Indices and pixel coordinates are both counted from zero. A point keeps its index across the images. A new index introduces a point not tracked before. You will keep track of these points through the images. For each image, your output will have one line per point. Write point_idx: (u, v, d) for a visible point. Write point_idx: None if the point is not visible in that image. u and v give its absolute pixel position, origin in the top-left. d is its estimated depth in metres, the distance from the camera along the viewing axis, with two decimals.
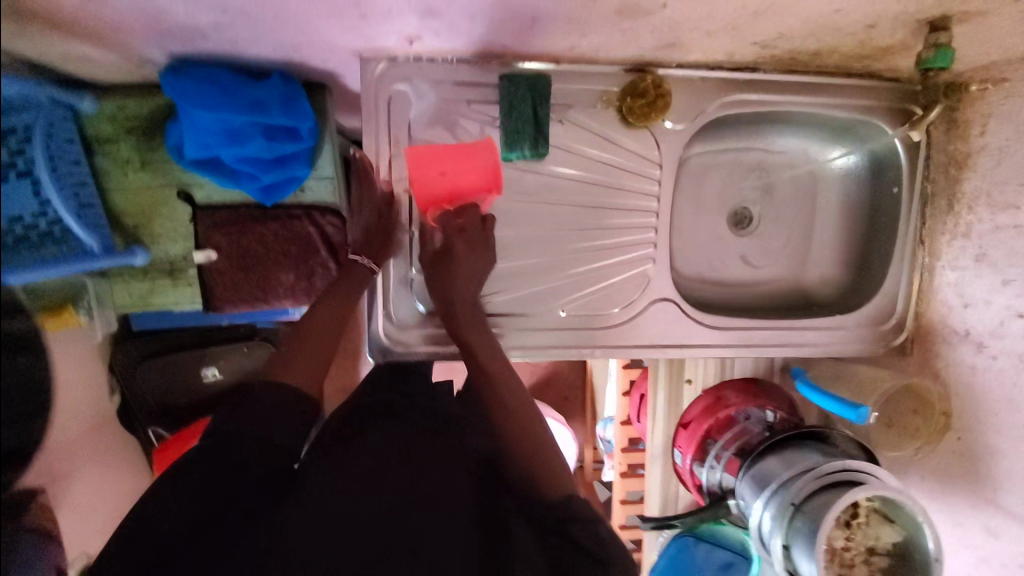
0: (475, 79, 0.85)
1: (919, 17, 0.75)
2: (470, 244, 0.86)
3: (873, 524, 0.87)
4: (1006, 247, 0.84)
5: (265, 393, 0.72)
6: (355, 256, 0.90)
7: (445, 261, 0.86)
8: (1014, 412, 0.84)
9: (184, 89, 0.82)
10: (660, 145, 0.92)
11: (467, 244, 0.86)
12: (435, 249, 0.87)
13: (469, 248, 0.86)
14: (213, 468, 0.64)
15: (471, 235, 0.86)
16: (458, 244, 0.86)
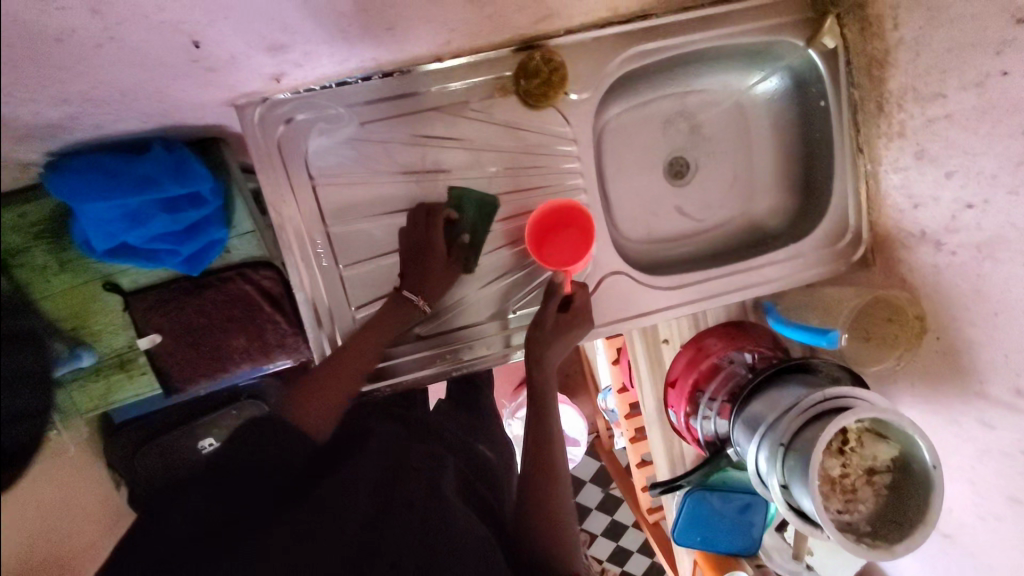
0: (362, 100, 0.82)
1: None
2: (567, 321, 0.87)
3: (868, 445, 0.86)
4: (942, 138, 0.80)
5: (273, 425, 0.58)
6: (409, 294, 0.87)
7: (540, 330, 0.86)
8: (981, 303, 0.81)
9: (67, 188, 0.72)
10: (570, 118, 0.88)
11: (565, 322, 0.87)
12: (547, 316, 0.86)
13: (556, 329, 0.86)
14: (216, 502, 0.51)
15: (563, 322, 0.86)
16: (553, 322, 0.86)
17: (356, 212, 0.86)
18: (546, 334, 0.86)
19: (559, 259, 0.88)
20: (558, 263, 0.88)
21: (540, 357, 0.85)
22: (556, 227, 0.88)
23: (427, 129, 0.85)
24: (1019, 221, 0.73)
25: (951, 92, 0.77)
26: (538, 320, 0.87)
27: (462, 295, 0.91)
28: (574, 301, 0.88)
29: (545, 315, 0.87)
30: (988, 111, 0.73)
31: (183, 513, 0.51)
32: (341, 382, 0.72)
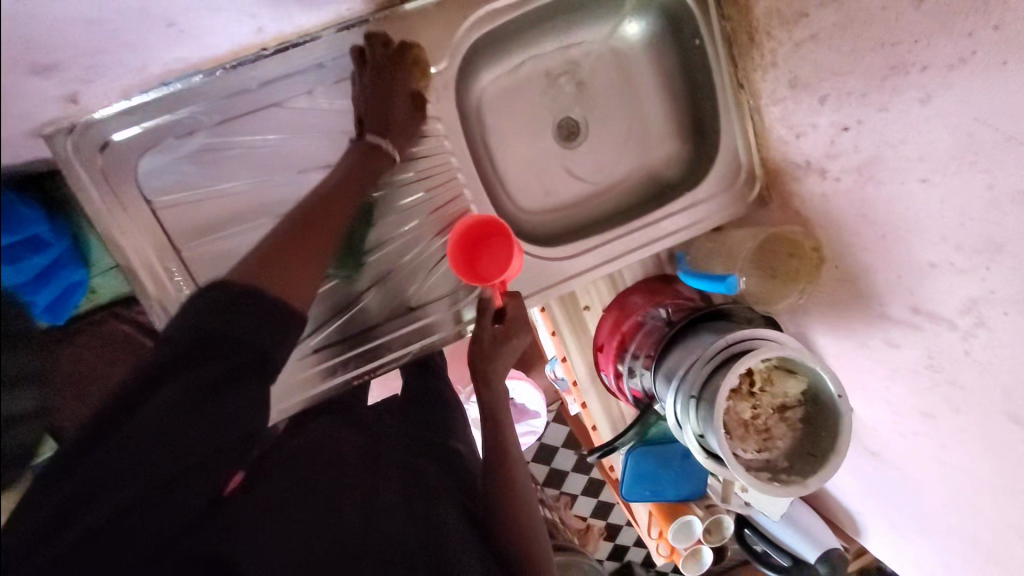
0: (189, 108, 0.74)
1: None
2: (504, 333, 0.81)
3: (777, 382, 0.86)
4: (810, 62, 0.76)
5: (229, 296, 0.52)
6: (378, 138, 0.74)
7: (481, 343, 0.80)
8: (871, 226, 0.80)
9: None
10: (428, 93, 0.81)
11: (502, 334, 0.81)
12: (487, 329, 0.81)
13: (498, 339, 0.81)
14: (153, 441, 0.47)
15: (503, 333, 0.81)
16: (490, 335, 0.80)
17: (209, 232, 0.78)
18: (482, 348, 0.80)
19: (495, 268, 0.81)
20: (491, 274, 0.81)
21: (485, 371, 0.80)
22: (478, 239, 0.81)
23: (269, 131, 0.77)
24: (895, 137, 0.71)
25: (813, 11, 0.73)
26: (475, 337, 0.82)
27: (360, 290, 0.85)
28: (507, 312, 0.82)
29: (482, 330, 0.81)
30: (847, 26, 0.69)
31: (142, 472, 0.46)
32: (317, 247, 0.63)
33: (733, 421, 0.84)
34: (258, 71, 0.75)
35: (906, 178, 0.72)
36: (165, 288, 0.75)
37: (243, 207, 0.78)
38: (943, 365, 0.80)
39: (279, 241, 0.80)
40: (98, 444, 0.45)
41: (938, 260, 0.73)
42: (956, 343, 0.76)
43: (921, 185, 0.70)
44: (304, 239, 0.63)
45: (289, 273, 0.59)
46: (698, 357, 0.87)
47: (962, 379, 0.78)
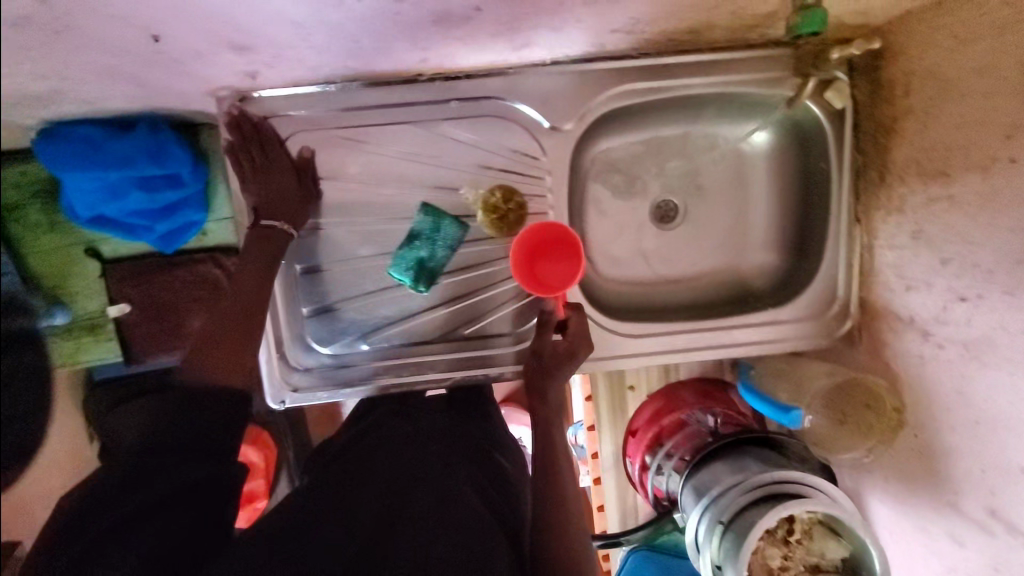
0: (337, 106, 0.81)
1: None
2: (565, 348, 0.82)
3: (816, 539, 0.79)
4: (942, 222, 0.73)
5: (192, 388, 0.63)
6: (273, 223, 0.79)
7: (538, 361, 0.82)
8: (965, 407, 0.74)
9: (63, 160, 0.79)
10: (545, 148, 0.83)
11: (562, 350, 0.82)
12: (545, 351, 0.82)
13: (560, 357, 0.82)
14: (131, 480, 0.55)
15: (561, 349, 0.82)
16: (550, 349, 0.82)
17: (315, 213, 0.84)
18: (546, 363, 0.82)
19: (559, 278, 0.79)
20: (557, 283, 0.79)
21: (543, 390, 0.81)
22: (545, 245, 0.79)
23: (396, 143, 0.83)
24: (1013, 324, 0.66)
25: (955, 172, 0.70)
26: (534, 347, 0.84)
27: (427, 304, 0.88)
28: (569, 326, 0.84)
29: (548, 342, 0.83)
30: (991, 197, 0.66)
31: (124, 485, 0.55)
32: (246, 341, 0.72)
33: (756, 565, 0.78)
34: (404, 92, 0.81)
35: (1016, 369, 0.66)
36: None
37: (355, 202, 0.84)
38: None
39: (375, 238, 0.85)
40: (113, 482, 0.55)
41: None
42: None
43: None
44: (235, 333, 0.73)
45: (225, 352, 0.70)
46: (733, 484, 0.83)
47: None
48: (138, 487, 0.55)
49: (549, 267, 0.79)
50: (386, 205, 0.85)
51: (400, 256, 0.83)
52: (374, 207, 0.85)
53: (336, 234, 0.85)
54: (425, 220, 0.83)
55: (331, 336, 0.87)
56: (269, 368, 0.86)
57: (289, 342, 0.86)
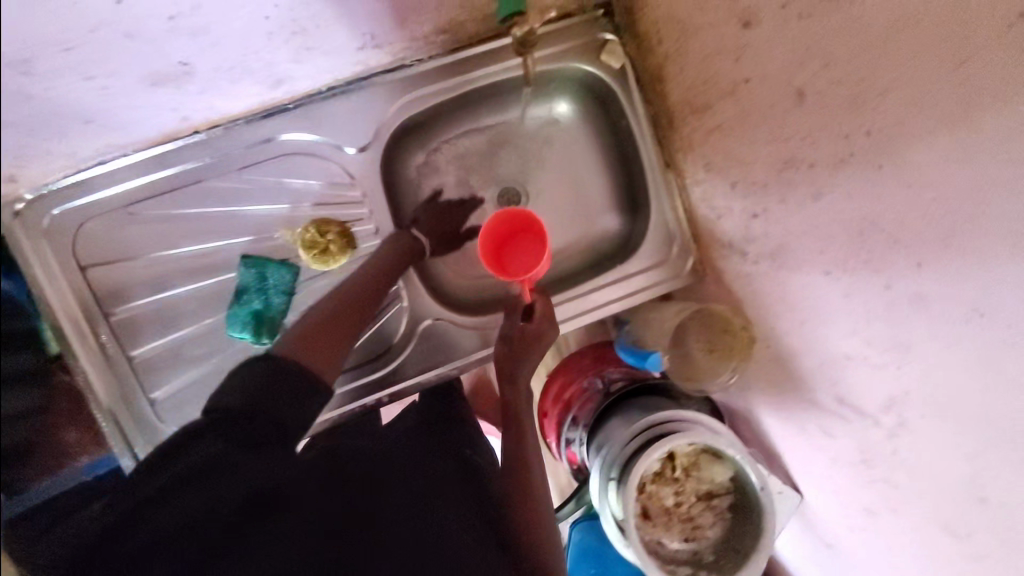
0: (123, 184, 0.78)
1: None
2: (533, 330, 0.79)
3: (703, 467, 0.82)
4: (719, 149, 0.77)
5: (267, 362, 0.60)
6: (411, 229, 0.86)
7: (522, 346, 0.78)
8: (790, 311, 0.78)
9: None
10: (350, 170, 0.84)
11: (531, 333, 0.79)
12: (517, 331, 0.79)
13: (517, 353, 0.78)
14: (184, 471, 0.52)
15: (530, 327, 0.79)
16: (518, 334, 0.79)
17: (134, 294, 0.81)
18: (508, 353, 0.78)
19: (522, 267, 0.80)
20: (524, 268, 0.80)
21: (511, 371, 0.77)
22: (509, 236, 0.82)
23: (197, 204, 0.81)
24: (800, 227, 0.69)
25: (715, 102, 0.74)
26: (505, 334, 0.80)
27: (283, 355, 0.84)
28: (535, 311, 0.80)
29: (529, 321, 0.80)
30: (745, 116, 0.70)
31: (167, 477, 0.52)
32: (342, 344, 0.70)
33: (654, 509, 0.82)
34: (188, 153, 0.79)
35: (811, 266, 0.70)
36: (95, 349, 0.80)
37: (174, 270, 0.82)
38: (875, 462, 0.73)
39: (205, 304, 0.83)
40: (166, 471, 0.52)
41: (853, 352, 0.69)
42: (882, 440, 0.70)
43: (827, 277, 0.68)
44: (335, 325, 0.71)
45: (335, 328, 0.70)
46: (618, 438, 0.85)
47: (895, 479, 0.70)
48: (163, 506, 0.50)
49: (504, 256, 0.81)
50: (207, 268, 0.82)
51: (234, 314, 0.81)
52: (192, 273, 0.82)
53: (167, 309, 0.82)
54: (248, 272, 0.81)
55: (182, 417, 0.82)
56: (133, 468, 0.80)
57: (144, 434, 0.81)
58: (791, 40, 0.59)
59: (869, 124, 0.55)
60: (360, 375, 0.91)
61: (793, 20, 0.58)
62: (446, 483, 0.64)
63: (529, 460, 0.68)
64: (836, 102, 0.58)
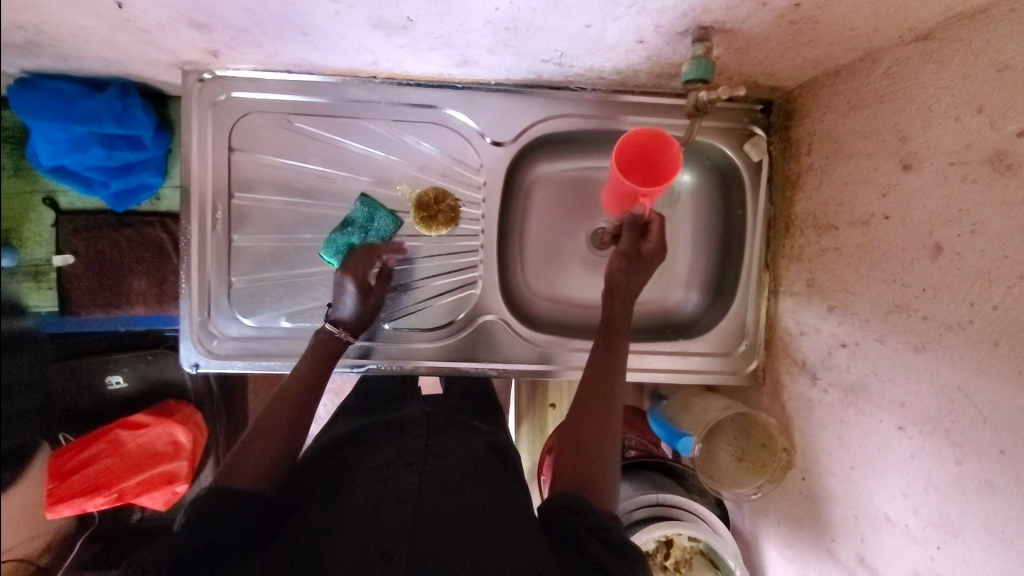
0: (292, 94, 0.87)
1: (715, 51, 0.71)
2: (652, 250, 0.81)
3: (694, 569, 0.81)
4: (830, 272, 0.79)
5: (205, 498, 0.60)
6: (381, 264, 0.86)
7: (636, 261, 0.81)
8: (843, 452, 0.76)
9: (30, 102, 0.85)
10: (482, 157, 0.89)
11: (649, 249, 0.81)
12: (629, 248, 0.81)
13: (630, 270, 0.80)
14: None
15: (648, 252, 0.82)
16: (636, 252, 0.81)
17: (260, 190, 0.89)
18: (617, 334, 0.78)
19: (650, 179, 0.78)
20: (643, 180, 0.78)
21: (622, 289, 0.80)
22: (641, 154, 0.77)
23: (345, 134, 0.88)
24: (884, 374, 0.69)
25: (842, 226, 0.76)
26: (626, 250, 0.82)
27: None
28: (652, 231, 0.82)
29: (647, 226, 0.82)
30: (869, 250, 0.72)
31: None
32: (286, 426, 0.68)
33: None
34: (357, 90, 0.87)
35: (885, 417, 0.69)
36: (207, 221, 0.88)
37: (302, 183, 0.89)
38: None
39: (313, 221, 0.90)
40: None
41: (895, 516, 0.68)
42: None
43: (897, 433, 0.67)
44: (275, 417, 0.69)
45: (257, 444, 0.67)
46: (622, 505, 0.85)
47: None
48: None
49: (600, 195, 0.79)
50: (330, 192, 0.89)
51: (332, 240, 0.87)
52: (313, 191, 0.89)
53: (283, 213, 0.90)
54: (360, 210, 0.87)
55: (254, 308, 0.90)
56: (189, 331, 0.89)
57: (213, 310, 0.89)
58: (947, 199, 0.61)
59: (998, 300, 0.55)
60: (413, 341, 0.93)
61: (954, 180, 0.60)
62: (453, 471, 0.69)
63: (578, 454, 0.67)
64: (972, 270, 0.58)
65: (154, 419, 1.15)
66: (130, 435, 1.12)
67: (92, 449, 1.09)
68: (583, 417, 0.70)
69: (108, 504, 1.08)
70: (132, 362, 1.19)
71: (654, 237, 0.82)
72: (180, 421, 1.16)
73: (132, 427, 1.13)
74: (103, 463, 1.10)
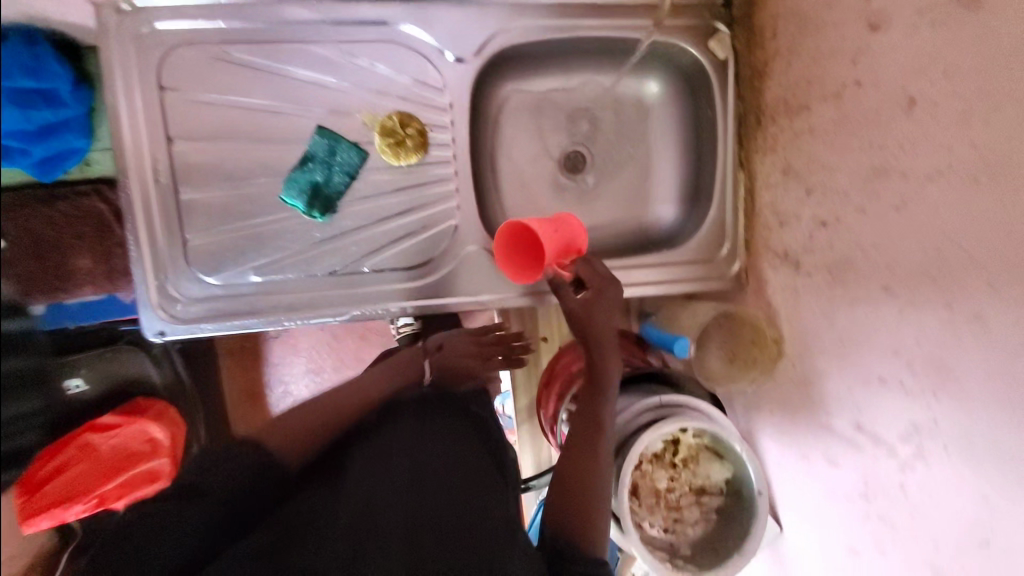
0: (227, 20, 0.79)
1: None
2: (593, 295, 0.75)
3: (702, 463, 0.81)
4: (805, 154, 0.79)
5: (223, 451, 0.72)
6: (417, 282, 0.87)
7: (592, 308, 0.75)
8: (831, 329, 0.77)
9: None
10: (444, 76, 0.85)
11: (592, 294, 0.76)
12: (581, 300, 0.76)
13: (588, 305, 0.75)
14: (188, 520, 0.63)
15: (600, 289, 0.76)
16: (580, 304, 0.76)
17: (202, 132, 0.81)
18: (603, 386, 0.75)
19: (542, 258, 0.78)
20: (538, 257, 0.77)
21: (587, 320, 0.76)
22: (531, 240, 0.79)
23: (292, 62, 0.81)
24: (868, 240, 0.70)
25: (814, 104, 0.76)
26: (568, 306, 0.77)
27: (326, 234, 0.85)
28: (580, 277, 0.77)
29: (596, 276, 0.77)
30: (843, 122, 0.72)
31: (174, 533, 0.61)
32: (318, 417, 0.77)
33: (645, 489, 0.80)
34: (298, 11, 0.80)
35: (871, 283, 0.70)
36: (146, 171, 0.79)
37: (251, 122, 0.82)
38: (876, 496, 0.74)
39: (266, 164, 0.82)
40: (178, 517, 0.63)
41: (889, 376, 0.70)
42: (893, 473, 0.71)
43: (884, 296, 0.69)
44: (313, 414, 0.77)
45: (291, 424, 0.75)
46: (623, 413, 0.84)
47: (892, 516, 0.72)
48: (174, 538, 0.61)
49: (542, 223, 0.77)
50: (280, 128, 0.82)
51: (294, 179, 0.82)
52: (259, 130, 0.82)
53: (231, 156, 0.82)
54: (320, 144, 0.82)
55: (218, 265, 0.83)
56: (146, 298, 0.81)
57: (172, 272, 0.81)
58: (917, 48, 0.62)
59: (975, 138, 0.57)
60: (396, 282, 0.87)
61: (924, 29, 0.61)
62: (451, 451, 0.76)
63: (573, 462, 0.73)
64: (946, 114, 0.59)
65: (124, 419, 1.09)
66: (101, 438, 1.05)
67: (61, 456, 1.01)
68: (580, 447, 0.73)
69: (89, 512, 1.00)
70: (90, 362, 1.11)
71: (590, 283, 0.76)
72: (156, 418, 1.10)
73: (102, 429, 1.06)
74: (74, 471, 1.02)
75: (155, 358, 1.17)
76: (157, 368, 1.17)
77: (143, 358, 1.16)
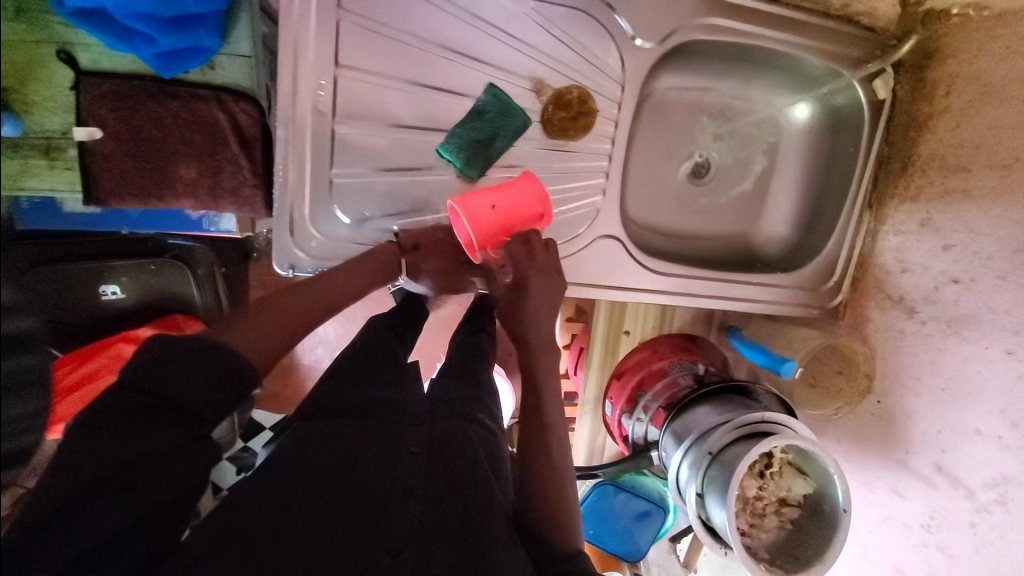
0: None
1: None
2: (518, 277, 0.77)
3: (786, 476, 0.87)
4: (951, 212, 0.83)
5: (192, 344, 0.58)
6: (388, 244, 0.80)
7: (519, 292, 0.77)
8: (933, 376, 0.84)
9: None
10: (622, 63, 0.84)
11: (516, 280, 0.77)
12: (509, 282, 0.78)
13: (515, 288, 0.78)
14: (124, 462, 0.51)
15: (530, 265, 0.78)
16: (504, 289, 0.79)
17: (374, 66, 0.76)
18: (537, 381, 0.78)
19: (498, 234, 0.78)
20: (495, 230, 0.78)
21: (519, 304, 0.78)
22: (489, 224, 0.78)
23: (484, 12, 0.78)
24: (999, 304, 0.76)
25: (976, 169, 0.80)
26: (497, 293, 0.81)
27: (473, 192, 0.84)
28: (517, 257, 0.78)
29: (526, 264, 0.78)
30: (1004, 194, 0.76)
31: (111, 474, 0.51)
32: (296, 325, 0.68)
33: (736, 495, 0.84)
34: None
35: (991, 344, 0.77)
36: (307, 93, 0.74)
37: (430, 67, 0.78)
38: (940, 529, 0.82)
39: (428, 115, 0.80)
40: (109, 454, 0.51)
41: (986, 429, 0.77)
42: (964, 513, 0.79)
43: (1004, 357, 0.75)
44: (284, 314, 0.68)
45: (262, 331, 0.65)
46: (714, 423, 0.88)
47: (952, 549, 0.80)
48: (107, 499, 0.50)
49: (474, 202, 0.77)
50: (453, 76, 0.79)
51: (458, 135, 0.79)
52: (436, 77, 0.79)
53: (404, 98, 0.78)
54: (492, 102, 0.79)
55: (358, 207, 0.80)
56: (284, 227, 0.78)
57: (314, 206, 0.78)
58: None
59: None
60: None
61: None
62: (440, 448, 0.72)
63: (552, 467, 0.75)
64: None
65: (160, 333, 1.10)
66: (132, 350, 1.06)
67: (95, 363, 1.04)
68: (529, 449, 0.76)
69: None
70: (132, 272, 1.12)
71: (528, 258, 0.78)
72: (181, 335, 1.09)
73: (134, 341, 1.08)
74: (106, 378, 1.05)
75: (198, 279, 1.15)
76: (198, 289, 1.15)
77: (187, 278, 1.15)
